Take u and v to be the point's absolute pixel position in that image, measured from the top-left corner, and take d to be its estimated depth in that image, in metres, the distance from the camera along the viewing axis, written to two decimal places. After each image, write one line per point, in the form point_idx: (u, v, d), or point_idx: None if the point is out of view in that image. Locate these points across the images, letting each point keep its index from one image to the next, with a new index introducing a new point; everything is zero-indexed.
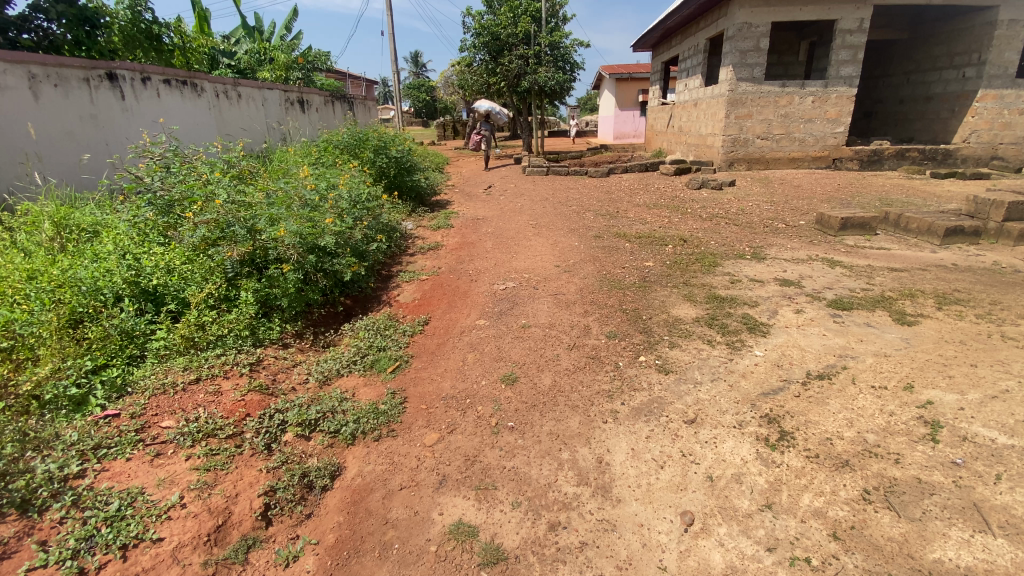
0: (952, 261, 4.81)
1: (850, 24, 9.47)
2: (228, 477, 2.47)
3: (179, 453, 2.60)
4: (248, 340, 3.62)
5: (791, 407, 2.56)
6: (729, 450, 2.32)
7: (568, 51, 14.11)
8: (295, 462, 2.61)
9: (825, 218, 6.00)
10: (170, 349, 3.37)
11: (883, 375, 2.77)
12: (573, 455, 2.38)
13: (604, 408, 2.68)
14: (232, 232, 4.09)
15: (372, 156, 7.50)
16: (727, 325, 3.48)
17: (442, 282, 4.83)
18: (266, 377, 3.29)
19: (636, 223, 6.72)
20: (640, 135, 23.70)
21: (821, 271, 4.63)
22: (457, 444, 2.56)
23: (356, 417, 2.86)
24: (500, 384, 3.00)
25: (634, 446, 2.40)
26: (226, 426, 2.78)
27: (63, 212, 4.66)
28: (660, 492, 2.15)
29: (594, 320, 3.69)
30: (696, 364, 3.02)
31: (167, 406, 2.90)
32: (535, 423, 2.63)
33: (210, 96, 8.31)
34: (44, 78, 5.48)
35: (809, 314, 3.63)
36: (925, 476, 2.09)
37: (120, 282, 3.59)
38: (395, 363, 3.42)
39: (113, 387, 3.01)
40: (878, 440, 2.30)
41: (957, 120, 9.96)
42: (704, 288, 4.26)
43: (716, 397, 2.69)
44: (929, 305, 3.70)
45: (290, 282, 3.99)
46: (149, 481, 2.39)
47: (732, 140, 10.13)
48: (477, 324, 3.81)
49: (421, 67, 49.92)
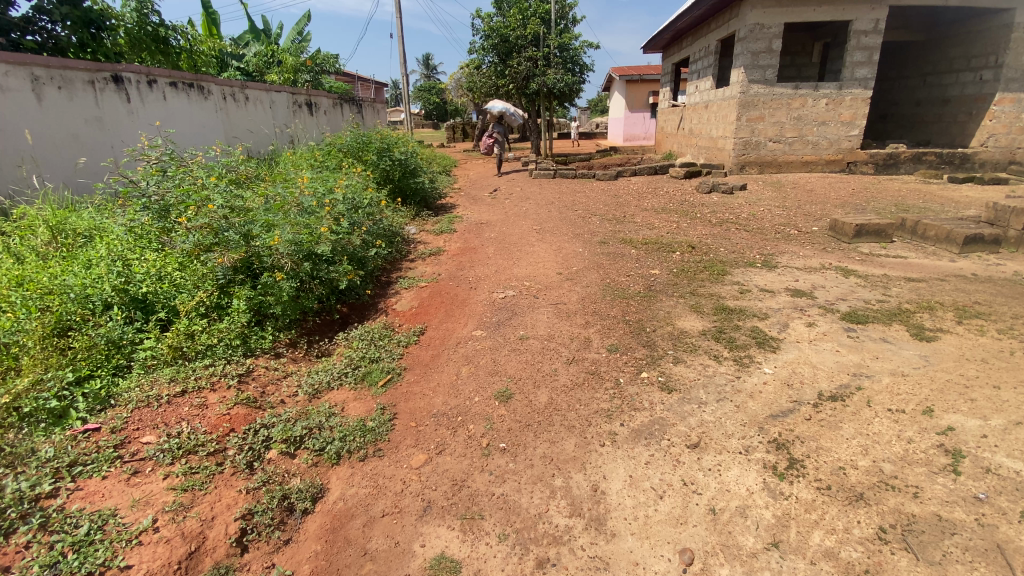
0: (971, 270, 4.62)
1: (864, 25, 9.25)
2: (206, 498, 2.35)
3: (157, 471, 2.49)
4: (238, 350, 3.51)
5: (801, 431, 2.41)
6: (734, 479, 2.17)
7: (577, 53, 13.96)
8: (276, 482, 2.48)
9: (839, 224, 5.81)
10: (157, 359, 3.27)
11: (900, 397, 2.60)
12: (566, 482, 2.24)
13: (602, 430, 2.54)
14: (225, 238, 3.94)
15: (376, 159, 7.38)
16: (735, 340, 3.32)
17: (441, 290, 4.70)
18: (254, 390, 3.17)
19: (643, 228, 6.57)
20: (651, 138, 23.50)
21: (834, 281, 4.45)
22: (445, 467, 2.43)
23: (343, 434, 2.73)
24: (494, 401, 2.86)
25: (633, 474, 2.25)
26: (209, 442, 2.66)
27: (60, 216, 4.59)
28: (658, 526, 2.00)
29: (596, 332, 3.55)
30: (701, 382, 2.86)
31: (149, 420, 2.80)
32: (528, 445, 2.49)
33: (217, 98, 8.27)
34: (48, 79, 5.44)
35: (822, 328, 3.45)
36: (945, 513, 1.93)
37: (109, 289, 3.49)
38: (387, 376, 3.29)
39: (95, 399, 2.91)
40: (895, 471, 2.13)
41: (974, 123, 9.69)
42: (712, 298, 4.10)
43: (722, 420, 2.53)
44: (949, 319, 3.51)
45: (284, 290, 3.85)
46: (123, 501, 2.28)
47: (744, 143, 9.93)
48: (474, 335, 3.68)
49: (431, 70, 50.13)
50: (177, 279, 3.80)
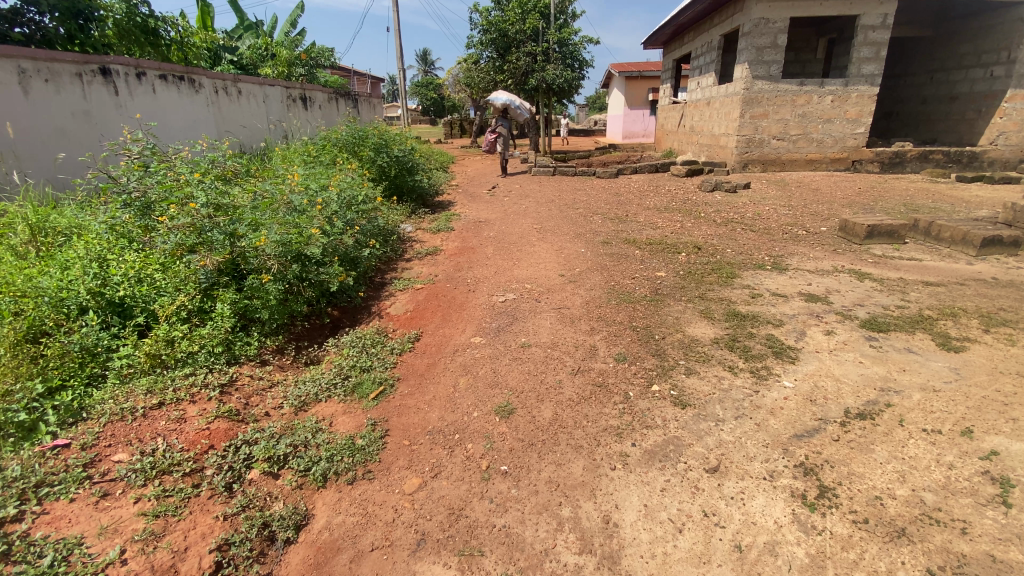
0: (991, 274, 4.42)
1: (872, 20, 9.04)
2: (179, 526, 2.14)
3: (128, 494, 2.26)
4: (221, 357, 3.29)
5: (830, 455, 2.21)
6: (760, 509, 1.97)
7: (577, 48, 13.73)
8: (257, 508, 2.26)
9: (850, 224, 5.61)
10: (133, 367, 3.04)
11: (934, 416, 2.41)
12: (575, 512, 2.04)
13: (612, 450, 2.34)
14: (209, 238, 3.72)
15: (372, 155, 7.16)
16: (750, 349, 3.12)
17: (438, 292, 4.48)
18: (237, 402, 2.94)
19: (647, 227, 6.36)
20: (650, 134, 23.29)
21: (849, 285, 4.26)
22: (441, 493, 2.22)
23: (330, 454, 2.51)
24: (495, 417, 2.65)
25: (648, 503, 2.05)
26: (186, 461, 2.44)
27: (40, 214, 4.34)
28: (679, 566, 1.80)
29: (602, 340, 3.33)
30: (717, 397, 2.65)
31: (122, 436, 2.57)
32: (532, 468, 2.29)
33: (209, 92, 8.03)
34: (34, 72, 5.21)
35: (841, 337, 3.25)
36: (1000, 552, 1.73)
37: (84, 292, 3.25)
38: (379, 389, 3.07)
39: (66, 412, 2.68)
40: (938, 502, 1.95)
41: (984, 121, 9.51)
42: (722, 302, 3.89)
43: (742, 440, 2.33)
44: (976, 327, 3.32)
45: (271, 293, 3.63)
46: (90, 528, 2.07)
47: (747, 140, 9.73)
48: (472, 342, 3.47)
49: (428, 64, 49.92)
50: (157, 282, 3.56)
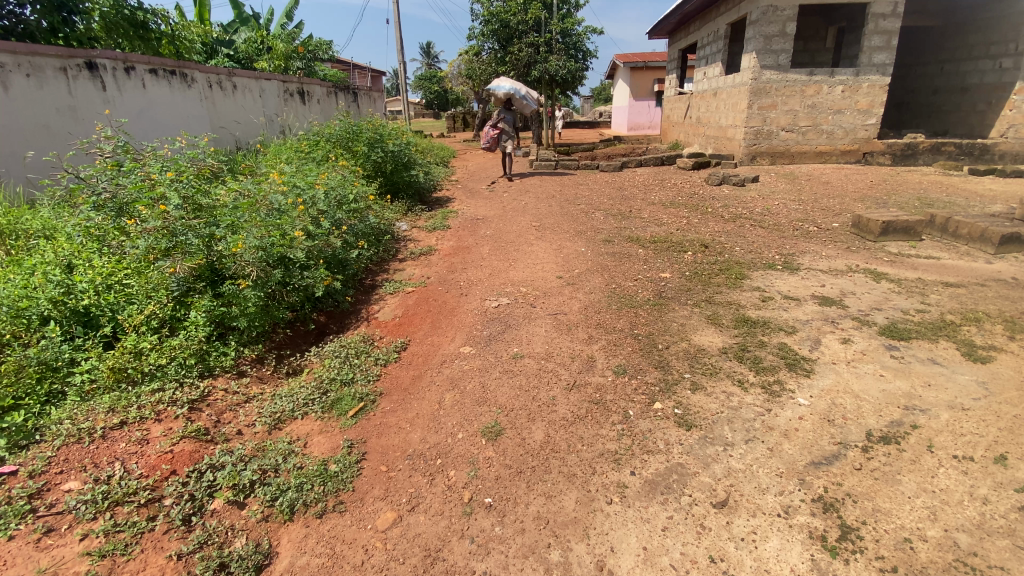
0: (1011, 273, 4.16)
1: (883, 7, 8.70)
2: (127, 567, 1.93)
3: (74, 530, 2.05)
4: (193, 369, 3.06)
5: (851, 487, 1.98)
6: (774, 554, 1.75)
7: (580, 38, 13.42)
8: (217, 544, 2.05)
9: (864, 221, 5.33)
10: (96, 383, 2.84)
11: (964, 440, 2.17)
12: (565, 557, 1.82)
13: (608, 481, 2.11)
14: (183, 242, 3.47)
15: (366, 150, 6.95)
16: (760, 360, 2.88)
17: (429, 296, 4.26)
18: (207, 420, 2.72)
19: (650, 224, 6.11)
20: (656, 126, 22.91)
21: (864, 285, 4.01)
22: (417, 530, 2.00)
23: (300, 482, 2.29)
24: (481, 440, 2.43)
25: (647, 546, 1.83)
26: (143, 489, 2.23)
27: (11, 215, 4.13)
28: None
29: (600, 351, 3.10)
30: (726, 417, 2.41)
31: (77, 461, 2.35)
32: (519, 501, 2.07)
33: (202, 86, 7.80)
34: (15, 67, 5.01)
35: (859, 346, 3.00)
36: None
37: (45, 301, 3.05)
38: (359, 405, 2.85)
39: (18, 434, 2.47)
40: (973, 545, 1.72)
41: (995, 112, 9.18)
42: (731, 307, 3.65)
43: (753, 468, 2.10)
44: (1000, 334, 3.06)
45: (250, 301, 3.39)
46: (26, 572, 1.87)
47: (755, 132, 9.40)
48: (461, 353, 3.25)
49: (433, 58, 49.65)
50: (127, 288, 3.35)
